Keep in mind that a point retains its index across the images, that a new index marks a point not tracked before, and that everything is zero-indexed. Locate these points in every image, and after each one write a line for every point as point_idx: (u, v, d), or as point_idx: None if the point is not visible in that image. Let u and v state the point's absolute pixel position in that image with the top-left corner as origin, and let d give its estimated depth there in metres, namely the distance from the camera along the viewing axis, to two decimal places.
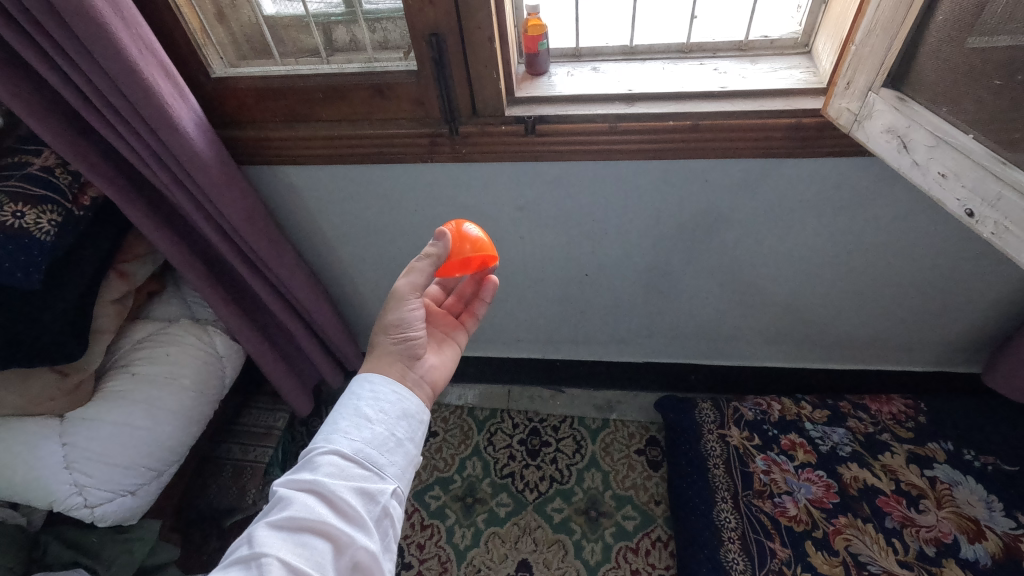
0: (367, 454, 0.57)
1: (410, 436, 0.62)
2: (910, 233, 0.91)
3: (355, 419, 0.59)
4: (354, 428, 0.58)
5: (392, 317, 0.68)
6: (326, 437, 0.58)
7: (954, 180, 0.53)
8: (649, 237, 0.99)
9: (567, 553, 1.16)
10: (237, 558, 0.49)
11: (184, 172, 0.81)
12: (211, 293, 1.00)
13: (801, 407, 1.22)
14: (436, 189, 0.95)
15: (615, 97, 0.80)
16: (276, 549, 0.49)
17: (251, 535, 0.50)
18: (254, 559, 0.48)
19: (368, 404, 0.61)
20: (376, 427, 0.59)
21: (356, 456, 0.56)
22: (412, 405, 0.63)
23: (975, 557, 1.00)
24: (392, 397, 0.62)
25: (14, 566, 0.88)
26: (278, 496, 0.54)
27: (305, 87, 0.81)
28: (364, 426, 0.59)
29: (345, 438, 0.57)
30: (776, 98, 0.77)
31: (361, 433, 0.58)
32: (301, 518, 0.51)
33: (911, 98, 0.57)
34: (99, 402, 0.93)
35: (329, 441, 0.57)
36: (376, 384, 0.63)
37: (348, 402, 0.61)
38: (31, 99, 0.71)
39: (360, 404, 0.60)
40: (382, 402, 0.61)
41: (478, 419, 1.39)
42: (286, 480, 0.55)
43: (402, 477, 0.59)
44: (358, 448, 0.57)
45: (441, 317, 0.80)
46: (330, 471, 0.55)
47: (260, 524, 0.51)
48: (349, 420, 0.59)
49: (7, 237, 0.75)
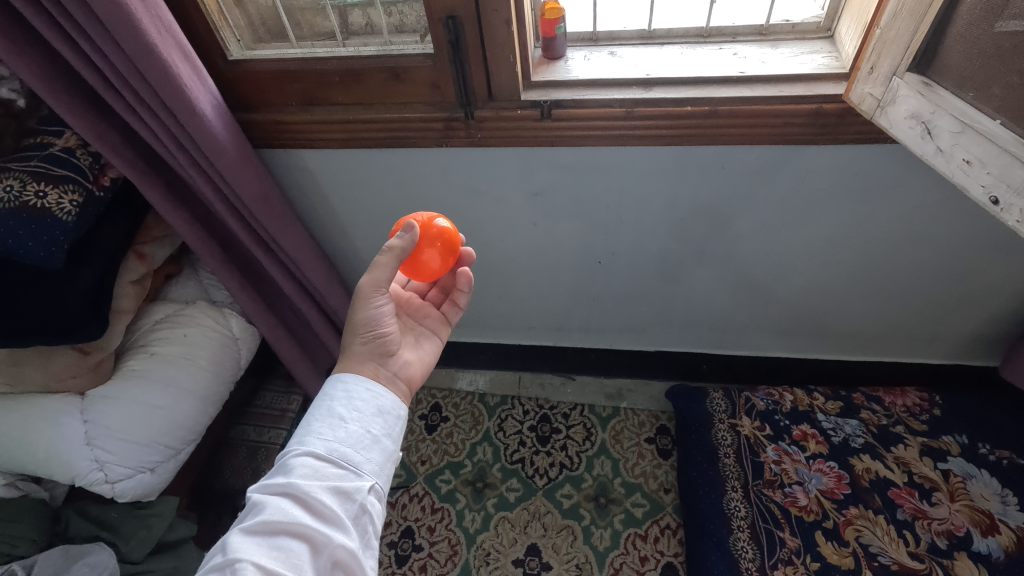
0: (343, 453, 0.56)
1: (387, 432, 0.60)
2: (930, 222, 0.90)
3: (329, 419, 0.58)
4: (327, 428, 0.57)
5: (361, 316, 0.66)
6: (300, 438, 0.56)
7: (979, 168, 0.52)
8: (664, 224, 0.98)
9: (576, 539, 1.17)
10: (212, 566, 0.47)
11: (202, 154, 0.82)
12: (227, 276, 1.02)
13: (814, 398, 1.22)
14: (452, 174, 0.95)
15: (632, 82, 0.80)
16: (251, 554, 0.47)
17: (224, 542, 0.49)
18: (228, 565, 0.46)
19: (341, 404, 0.59)
20: (350, 426, 0.58)
21: (331, 455, 0.55)
22: (387, 401, 0.62)
23: (988, 550, 0.99)
24: (365, 395, 0.61)
25: (37, 539, 0.91)
26: (252, 500, 0.52)
27: (322, 70, 0.81)
28: (338, 426, 0.57)
29: (319, 438, 0.56)
30: (796, 83, 0.76)
31: (335, 433, 0.57)
32: (276, 522, 0.50)
33: (936, 82, 0.56)
34: (118, 380, 0.95)
35: (303, 443, 0.56)
36: (348, 384, 0.61)
37: (321, 403, 0.59)
38: (53, 79, 0.72)
39: (332, 404, 0.59)
40: (356, 400, 0.60)
41: (489, 405, 1.40)
42: (259, 485, 0.53)
43: (380, 474, 0.57)
44: (333, 448, 0.56)
45: (422, 309, 0.79)
46: (304, 472, 0.53)
47: (234, 530, 0.50)
48: (323, 420, 0.57)
49: (30, 217, 0.76)
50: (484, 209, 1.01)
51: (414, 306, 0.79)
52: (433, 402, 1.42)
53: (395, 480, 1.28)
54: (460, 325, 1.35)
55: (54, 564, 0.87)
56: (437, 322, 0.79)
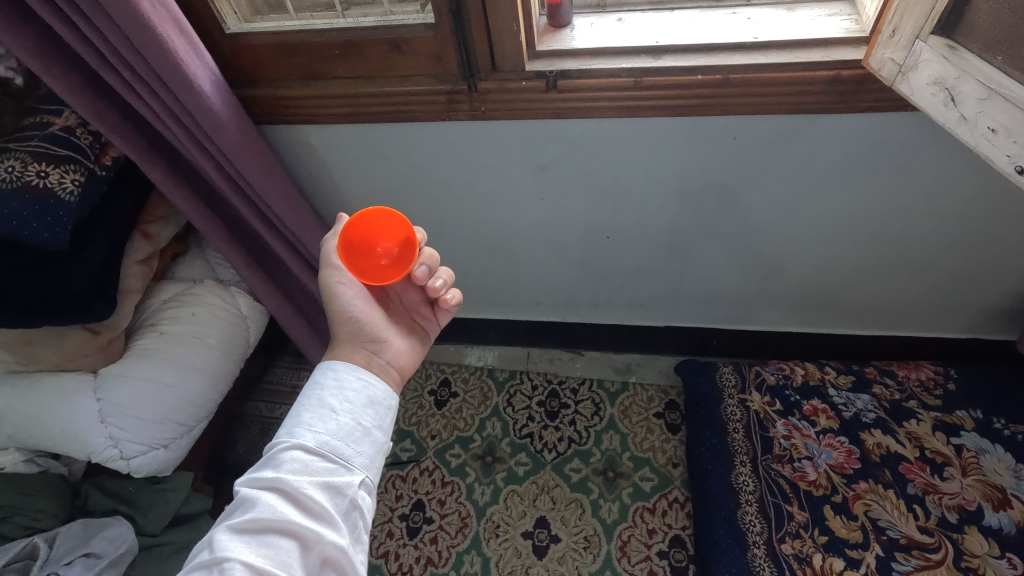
0: (333, 446, 0.56)
1: (378, 423, 0.60)
2: (952, 193, 0.87)
3: (319, 410, 0.57)
4: (318, 419, 0.57)
5: (338, 307, 0.69)
6: (290, 430, 0.56)
7: (1004, 136, 0.49)
8: (674, 197, 0.96)
9: (584, 512, 1.18)
10: (199, 563, 0.47)
11: (202, 131, 0.81)
12: (233, 254, 1.02)
13: (825, 372, 1.21)
14: (456, 148, 0.93)
15: (641, 50, 0.76)
16: (240, 553, 0.47)
17: (213, 539, 0.49)
18: (215, 564, 0.46)
19: (332, 394, 0.59)
20: (341, 418, 0.57)
21: (321, 449, 0.55)
22: (379, 391, 0.61)
23: (999, 525, 0.98)
24: (356, 384, 0.60)
25: (59, 512, 0.94)
26: (241, 496, 0.52)
27: (320, 44, 0.79)
28: (329, 417, 0.57)
29: (308, 430, 0.56)
30: (814, 48, 0.72)
31: (326, 425, 0.57)
32: (265, 519, 0.50)
33: (962, 46, 0.53)
34: (129, 359, 0.97)
35: (292, 436, 0.55)
36: (339, 372, 0.61)
37: (311, 393, 0.59)
38: (48, 56, 0.70)
39: (323, 394, 0.59)
40: (346, 390, 0.59)
41: (498, 380, 1.40)
42: (248, 479, 0.53)
43: (370, 467, 0.58)
44: (323, 441, 0.55)
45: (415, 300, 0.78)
46: (293, 467, 0.53)
47: (221, 527, 0.49)
48: (313, 412, 0.57)
49: (33, 198, 0.77)
50: (488, 184, 1.00)
51: (407, 296, 0.78)
52: (442, 377, 1.42)
53: (406, 454, 1.30)
54: (467, 301, 1.34)
55: (76, 535, 0.91)
56: (429, 317, 0.79)
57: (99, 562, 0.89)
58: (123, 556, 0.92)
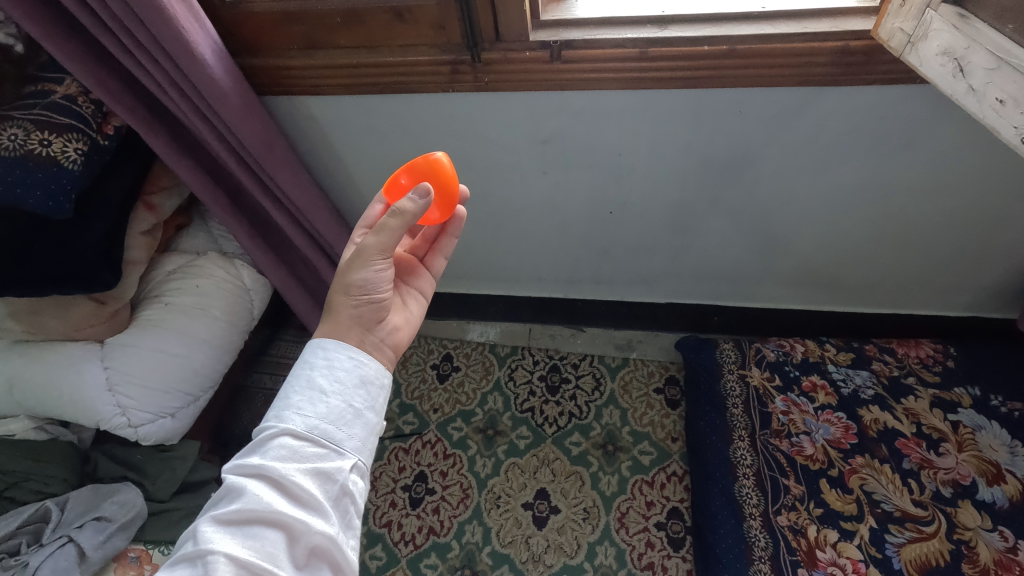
0: (323, 431, 0.56)
1: (369, 404, 0.60)
2: (959, 168, 0.86)
3: (309, 392, 0.57)
4: (307, 403, 0.57)
5: (356, 277, 0.64)
6: (278, 413, 0.56)
7: (1012, 107, 0.49)
8: (678, 172, 0.95)
9: (584, 484, 1.20)
10: (183, 555, 0.48)
11: (203, 100, 0.80)
12: (237, 227, 1.02)
13: (825, 349, 1.21)
14: (460, 120, 0.93)
15: (646, 21, 0.75)
16: (224, 546, 0.48)
17: (196, 530, 0.50)
18: (200, 557, 0.48)
19: (322, 374, 0.59)
20: (331, 400, 0.57)
21: (310, 433, 0.55)
22: (371, 370, 0.61)
23: (992, 499, 1.00)
24: (348, 364, 0.60)
25: (70, 478, 0.97)
26: (227, 484, 0.53)
27: (322, 11, 0.77)
28: (318, 400, 0.57)
29: (297, 414, 0.56)
30: (822, 19, 0.71)
31: (315, 408, 0.57)
32: (250, 510, 0.51)
33: (973, 14, 0.52)
34: (132, 329, 0.98)
35: (281, 420, 0.56)
36: (330, 351, 0.61)
37: (301, 373, 0.59)
38: (49, 23, 0.70)
39: (312, 375, 0.59)
40: (337, 370, 0.59)
41: (499, 355, 1.41)
42: (234, 466, 0.54)
43: (362, 450, 0.58)
44: (312, 426, 0.56)
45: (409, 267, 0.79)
46: (281, 454, 0.54)
47: (205, 518, 0.50)
48: (302, 394, 0.57)
49: (36, 166, 0.77)
50: (492, 158, 0.99)
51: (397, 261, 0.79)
52: (444, 352, 1.43)
53: (409, 427, 1.32)
54: (470, 276, 1.35)
55: (86, 500, 0.94)
56: (425, 281, 0.80)
57: (110, 525, 0.91)
58: (133, 520, 0.94)
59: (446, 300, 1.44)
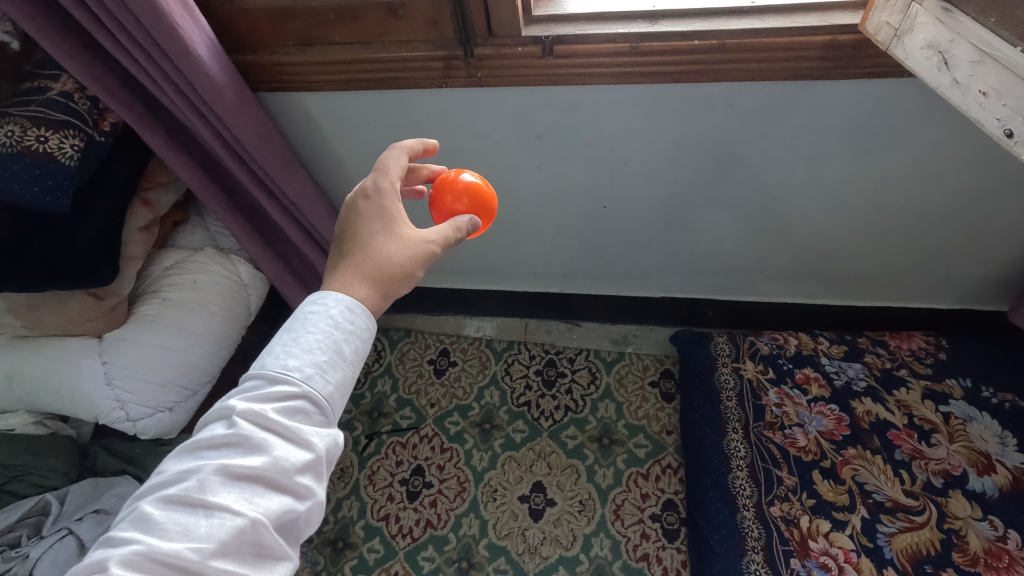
0: (337, 403, 0.49)
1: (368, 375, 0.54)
2: (947, 161, 0.87)
3: (331, 356, 0.49)
4: (330, 368, 0.48)
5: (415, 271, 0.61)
6: (298, 370, 0.47)
7: (996, 99, 0.49)
8: (671, 166, 0.96)
9: (579, 477, 1.21)
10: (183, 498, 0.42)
11: (199, 96, 0.81)
12: (234, 223, 1.03)
13: (819, 342, 1.22)
14: (454, 115, 0.93)
15: (637, 16, 0.76)
16: (230, 502, 0.43)
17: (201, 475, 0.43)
18: (203, 507, 0.42)
19: (347, 338, 0.50)
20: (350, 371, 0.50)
21: (329, 404, 0.48)
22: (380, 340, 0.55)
23: (983, 489, 1.01)
24: (370, 332, 0.52)
25: (68, 472, 0.98)
26: (241, 432, 0.45)
27: (316, 8, 0.78)
28: (338, 368, 0.49)
29: (320, 380, 0.48)
30: (810, 13, 0.72)
31: (336, 378, 0.49)
32: (264, 470, 0.44)
33: (957, 8, 0.51)
34: (130, 324, 0.98)
35: (302, 379, 0.47)
36: (358, 313, 0.51)
37: (325, 328, 0.49)
38: (44, 20, 0.70)
39: (338, 336, 0.49)
40: (362, 338, 0.51)
41: (496, 350, 1.42)
42: (247, 411, 0.46)
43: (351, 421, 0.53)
44: (333, 397, 0.48)
45: None
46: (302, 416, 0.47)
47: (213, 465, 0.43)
48: (325, 357, 0.48)
49: (34, 162, 0.77)
50: (487, 153, 1.00)
51: None
52: (441, 347, 1.44)
53: (405, 422, 1.33)
54: (466, 271, 1.35)
55: (85, 494, 0.95)
56: None
57: (109, 518, 0.93)
58: None
59: (443, 295, 1.45)
